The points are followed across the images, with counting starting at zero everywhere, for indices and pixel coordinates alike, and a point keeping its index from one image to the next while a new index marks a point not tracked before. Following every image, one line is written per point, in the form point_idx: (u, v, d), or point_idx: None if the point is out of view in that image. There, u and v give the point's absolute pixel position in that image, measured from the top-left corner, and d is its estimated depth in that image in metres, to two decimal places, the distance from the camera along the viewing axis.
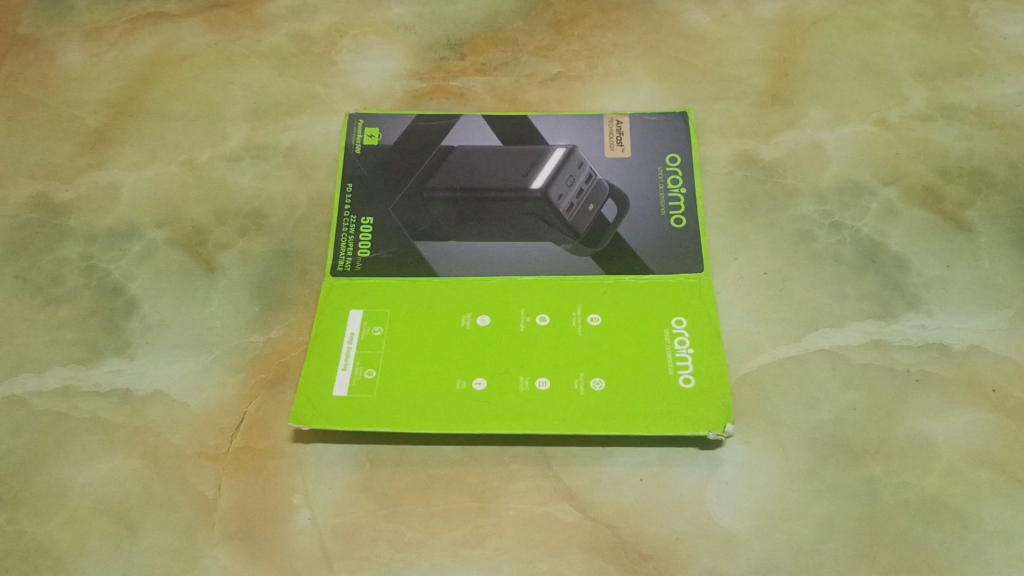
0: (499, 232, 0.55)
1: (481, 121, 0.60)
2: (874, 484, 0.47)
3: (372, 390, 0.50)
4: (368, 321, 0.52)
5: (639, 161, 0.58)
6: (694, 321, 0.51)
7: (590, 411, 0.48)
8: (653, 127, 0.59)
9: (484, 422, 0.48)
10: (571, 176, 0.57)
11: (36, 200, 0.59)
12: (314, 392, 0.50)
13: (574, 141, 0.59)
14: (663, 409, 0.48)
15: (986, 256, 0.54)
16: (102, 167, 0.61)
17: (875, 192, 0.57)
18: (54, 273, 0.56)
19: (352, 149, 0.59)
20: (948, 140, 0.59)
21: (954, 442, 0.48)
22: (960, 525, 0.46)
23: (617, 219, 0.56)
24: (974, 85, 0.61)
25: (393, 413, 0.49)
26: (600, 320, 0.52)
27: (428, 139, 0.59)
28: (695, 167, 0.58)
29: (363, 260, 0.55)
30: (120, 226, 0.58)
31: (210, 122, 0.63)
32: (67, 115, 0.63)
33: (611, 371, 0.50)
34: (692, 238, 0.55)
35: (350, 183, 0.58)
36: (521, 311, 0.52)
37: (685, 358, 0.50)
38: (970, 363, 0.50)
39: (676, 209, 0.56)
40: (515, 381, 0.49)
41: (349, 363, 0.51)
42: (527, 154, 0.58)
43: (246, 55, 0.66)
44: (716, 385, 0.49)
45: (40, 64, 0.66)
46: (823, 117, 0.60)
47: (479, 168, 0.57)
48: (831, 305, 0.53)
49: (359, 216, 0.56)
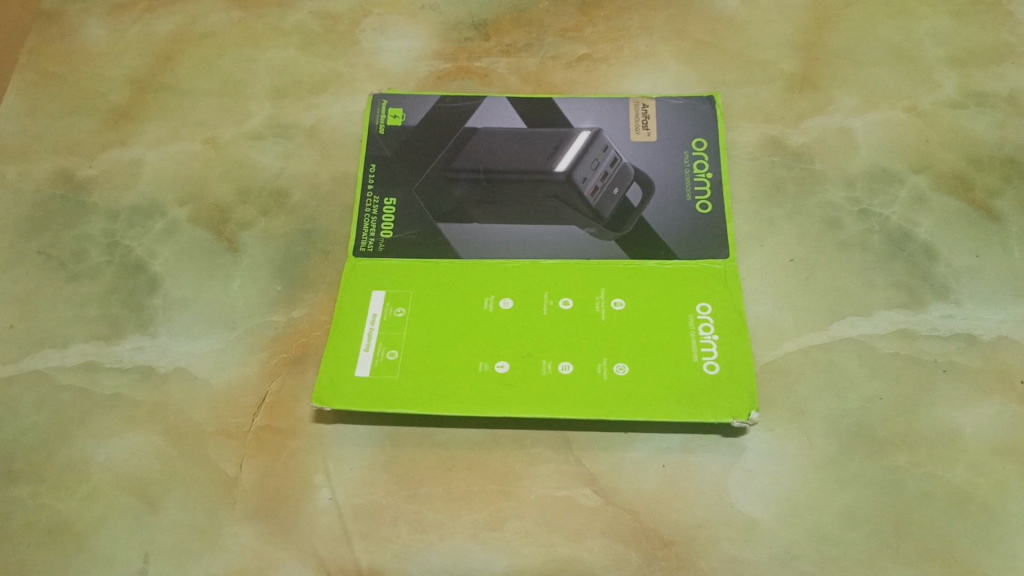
0: (521, 214, 0.55)
1: (506, 103, 0.60)
2: (898, 474, 0.47)
3: (394, 371, 0.49)
4: (391, 302, 0.52)
5: (665, 145, 0.57)
6: (719, 308, 0.51)
7: (612, 396, 0.48)
8: (680, 111, 0.59)
9: (505, 406, 0.48)
10: (595, 160, 0.57)
11: (58, 176, 0.59)
12: (336, 373, 0.49)
13: (599, 123, 0.58)
14: (686, 396, 0.48)
15: (1016, 246, 0.53)
16: (124, 144, 0.60)
17: (904, 180, 0.56)
18: (77, 249, 0.56)
19: (376, 130, 0.59)
20: (980, 128, 0.58)
21: (982, 433, 0.48)
22: (986, 517, 0.45)
23: (642, 203, 0.55)
24: (1007, 73, 0.60)
25: (415, 395, 0.48)
26: (623, 305, 0.51)
27: (451, 121, 0.59)
28: (722, 151, 0.57)
29: (386, 241, 0.54)
30: (143, 203, 0.58)
31: (233, 100, 0.62)
32: (90, 91, 0.63)
33: (635, 357, 0.49)
34: (717, 223, 0.54)
35: (373, 164, 0.57)
36: (545, 294, 0.52)
37: (709, 344, 0.49)
38: (998, 354, 0.50)
39: (702, 194, 0.55)
40: (537, 365, 0.49)
41: (372, 344, 0.50)
42: (551, 137, 0.58)
43: (269, 33, 0.65)
44: (740, 371, 0.48)
45: (63, 40, 0.65)
46: (852, 103, 0.59)
47: (502, 151, 0.57)
48: (858, 293, 0.52)
49: (381, 197, 0.56)
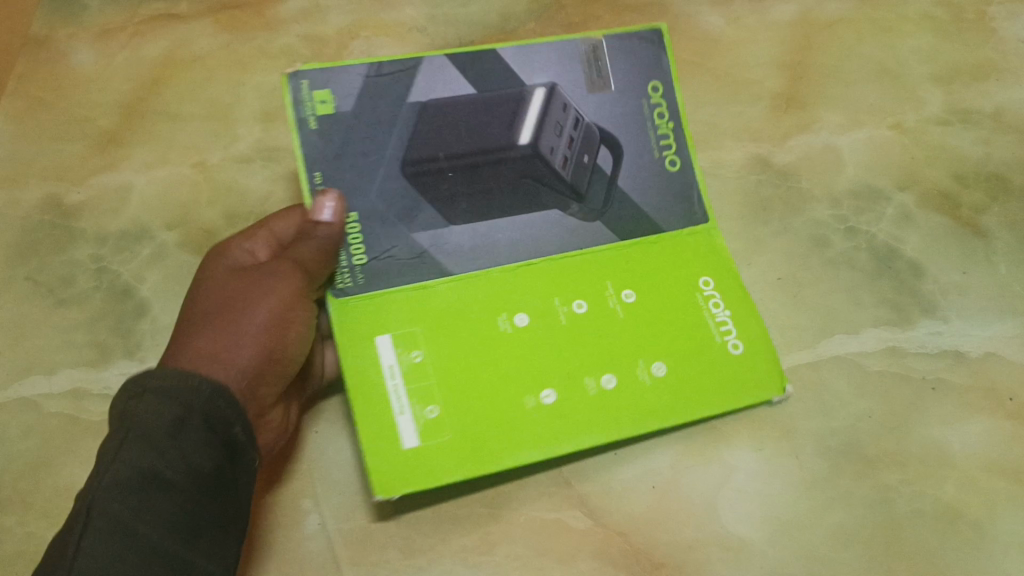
0: (497, 209, 0.50)
1: (441, 58, 0.51)
2: (889, 493, 0.47)
3: (442, 432, 0.45)
4: (403, 346, 0.47)
5: (624, 96, 0.53)
6: (719, 278, 0.52)
7: (639, 403, 0.48)
8: (621, 48, 0.54)
9: (550, 443, 0.46)
10: (558, 124, 0.52)
11: (46, 201, 0.59)
12: (380, 450, 0.44)
13: (554, 77, 0.53)
14: (710, 387, 0.48)
15: (1002, 262, 0.54)
16: (113, 169, 0.60)
17: (890, 198, 0.56)
18: (64, 275, 0.56)
19: (304, 120, 0.48)
20: (965, 145, 0.58)
21: (970, 451, 0.48)
22: (976, 534, 0.46)
23: (614, 169, 0.52)
24: (992, 89, 0.60)
25: (460, 453, 0.45)
26: (634, 296, 0.51)
27: (394, 100, 0.50)
28: (677, 93, 0.54)
29: (362, 270, 0.49)
30: (131, 228, 0.58)
31: (221, 123, 0.61)
32: (78, 116, 0.62)
33: (653, 350, 0.49)
34: (690, 183, 0.54)
35: (317, 172, 0.48)
36: (555, 300, 0.50)
37: (726, 322, 0.50)
38: (986, 370, 0.50)
39: (669, 149, 0.53)
40: (581, 385, 0.48)
41: (405, 405, 0.46)
42: (505, 100, 0.52)
43: (257, 56, 0.64)
44: (761, 343, 0.50)
45: (53, 66, 0.64)
46: (837, 120, 0.59)
47: (460, 130, 0.50)
48: (845, 310, 0.53)
49: (342, 216, 0.48)
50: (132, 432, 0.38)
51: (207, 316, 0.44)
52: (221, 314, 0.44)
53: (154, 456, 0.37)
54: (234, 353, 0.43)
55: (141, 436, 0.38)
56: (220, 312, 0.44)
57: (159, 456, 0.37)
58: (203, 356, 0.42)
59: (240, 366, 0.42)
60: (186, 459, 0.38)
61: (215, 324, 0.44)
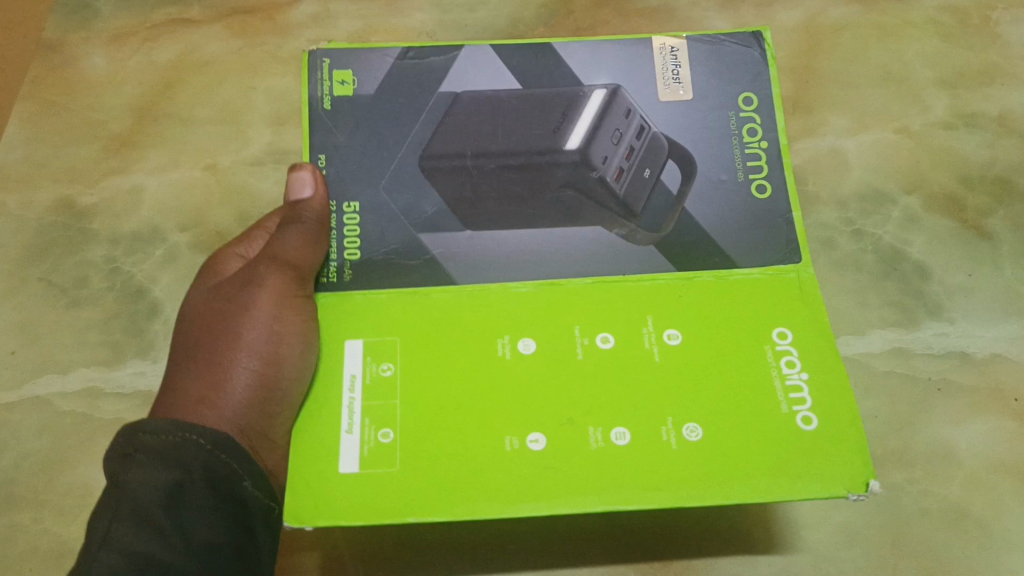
0: (530, 218, 0.45)
1: (492, 52, 0.48)
2: (896, 492, 0.48)
3: (392, 460, 0.39)
4: (372, 357, 0.42)
5: (704, 105, 0.48)
6: (801, 332, 0.42)
7: (660, 468, 0.39)
8: (713, 55, 0.48)
9: (533, 500, 0.39)
10: (617, 132, 0.47)
11: (60, 203, 0.60)
12: (310, 469, 0.39)
13: (618, 78, 0.48)
14: (766, 463, 0.39)
15: (1008, 264, 0.54)
16: (125, 171, 0.60)
17: (896, 201, 0.56)
18: (78, 276, 0.57)
19: (320, 104, 0.47)
20: (970, 149, 0.58)
21: (977, 450, 0.49)
22: (983, 533, 0.47)
23: (682, 189, 0.46)
24: (997, 93, 0.60)
25: (390, 490, 0.39)
26: (679, 339, 0.42)
27: (418, 86, 0.48)
28: (776, 109, 0.47)
29: (353, 264, 0.45)
30: (144, 230, 0.59)
31: (232, 126, 0.62)
32: (90, 119, 0.62)
33: (693, 409, 0.40)
34: (782, 211, 0.45)
35: (323, 155, 0.46)
36: (575, 330, 0.42)
37: (798, 386, 0.41)
38: (992, 371, 0.51)
39: (757, 172, 0.46)
40: (583, 435, 0.40)
41: (355, 423, 0.40)
42: (556, 101, 0.47)
43: (269, 61, 0.64)
44: (846, 424, 0.40)
45: (64, 70, 0.64)
46: (844, 124, 0.59)
47: (494, 127, 0.47)
48: (853, 312, 0.53)
49: (338, 201, 0.46)
50: (123, 508, 0.37)
51: (200, 350, 0.43)
52: (213, 349, 0.43)
53: (154, 538, 0.36)
54: (224, 394, 0.42)
55: (136, 515, 0.37)
56: (210, 346, 0.43)
57: (159, 539, 0.37)
58: (194, 402, 0.41)
59: (231, 407, 0.41)
60: (188, 536, 0.37)
61: (204, 362, 0.43)
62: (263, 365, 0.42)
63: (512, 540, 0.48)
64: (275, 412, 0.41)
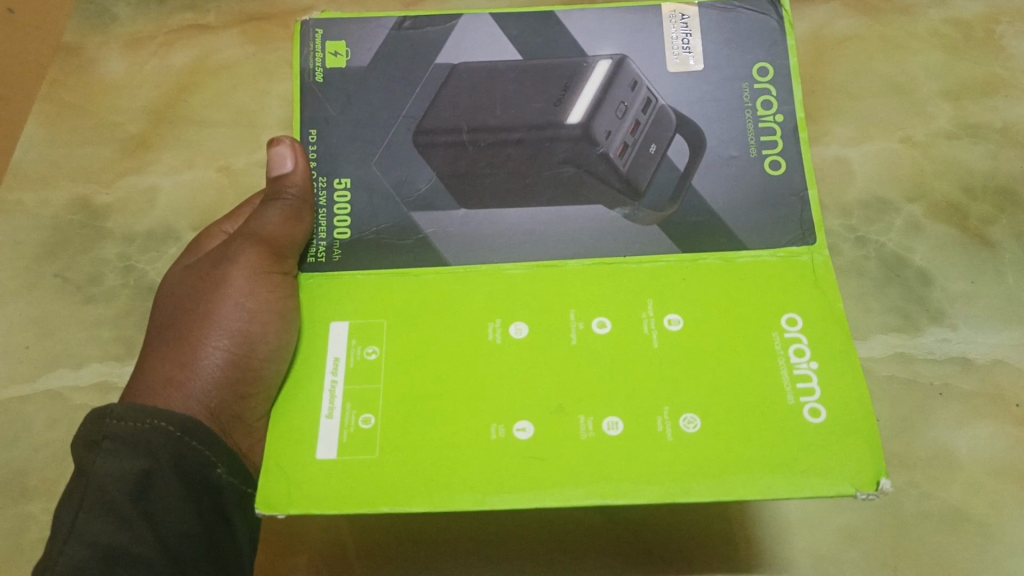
0: (527, 193, 0.46)
1: (493, 24, 0.49)
2: (896, 494, 0.49)
3: (372, 446, 0.40)
4: (358, 340, 0.43)
5: (715, 77, 0.47)
6: (811, 319, 0.42)
7: (653, 459, 0.39)
8: (726, 24, 0.48)
9: (519, 489, 0.38)
10: (621, 105, 0.47)
11: (76, 202, 0.61)
12: (287, 454, 0.40)
13: (623, 48, 0.48)
14: (766, 456, 0.38)
15: (1010, 272, 0.54)
16: (140, 172, 0.61)
17: (899, 209, 0.57)
18: (93, 273, 0.58)
19: (313, 77, 0.48)
20: (973, 159, 0.58)
21: (977, 454, 0.50)
22: (983, 536, 0.48)
23: (690, 164, 0.46)
24: (1000, 105, 0.60)
25: (370, 477, 0.39)
26: (681, 324, 0.42)
27: (416, 56, 0.48)
28: (792, 80, 0.46)
29: (341, 243, 0.45)
30: (158, 229, 0.60)
31: (245, 130, 0.63)
32: (106, 120, 0.63)
33: (692, 398, 0.40)
34: (796, 188, 0.45)
35: (315, 129, 0.47)
36: (572, 315, 0.43)
37: (806, 375, 0.40)
38: (993, 377, 0.52)
39: (771, 147, 0.46)
40: (574, 424, 0.40)
41: (335, 409, 0.41)
42: (558, 73, 0.48)
43: (284, 66, 0.65)
44: (855, 417, 0.39)
45: (83, 73, 0.65)
46: (848, 133, 0.60)
47: (492, 104, 0.47)
48: (855, 317, 0.54)
49: (329, 176, 0.46)
50: (88, 498, 0.38)
51: (174, 328, 0.45)
52: (186, 328, 0.45)
53: (121, 530, 0.38)
54: (195, 373, 0.44)
55: (103, 507, 0.38)
56: (185, 327, 0.45)
57: (125, 530, 0.38)
58: (165, 381, 0.44)
59: (202, 387, 0.43)
60: (157, 527, 0.39)
61: (174, 343, 0.45)
62: (235, 344, 0.44)
63: (517, 533, 0.49)
64: (248, 393, 0.44)
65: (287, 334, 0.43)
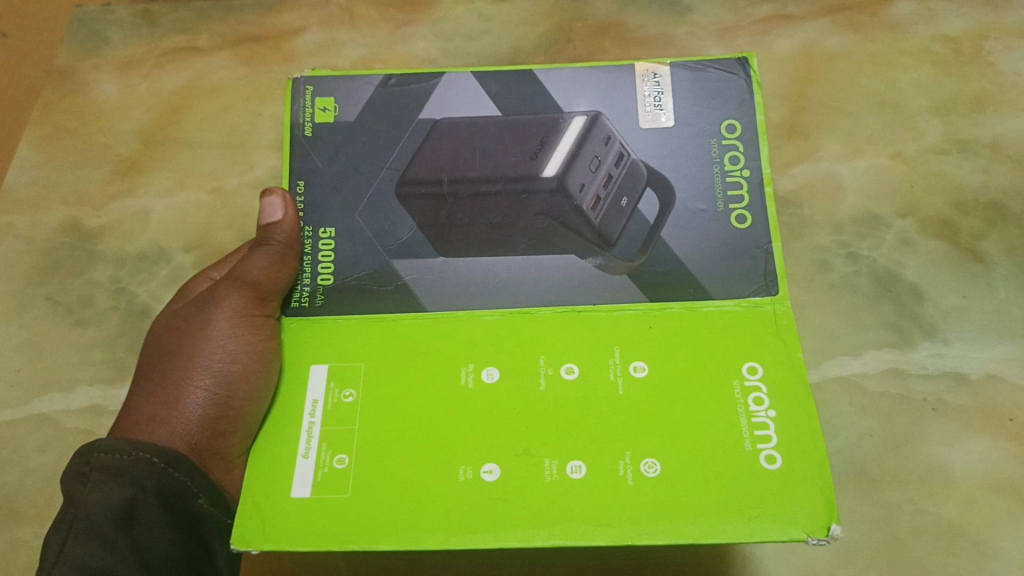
0: (502, 244, 0.45)
1: (474, 81, 0.49)
2: (889, 510, 0.49)
3: (344, 486, 0.40)
4: (336, 384, 0.42)
5: (685, 132, 0.47)
6: (771, 367, 0.41)
7: (613, 503, 0.39)
8: (698, 81, 0.48)
9: (478, 531, 0.38)
10: (595, 159, 0.47)
11: (68, 225, 0.61)
12: (264, 493, 0.40)
13: (597, 105, 0.48)
14: (723, 502, 0.38)
15: (1002, 286, 0.54)
16: (132, 194, 0.61)
17: (891, 224, 0.57)
18: (84, 296, 0.58)
19: (301, 130, 0.48)
20: (964, 174, 0.58)
21: (972, 469, 0.50)
22: (979, 552, 0.48)
23: (659, 217, 0.46)
24: (989, 120, 0.60)
25: (337, 518, 0.39)
26: (645, 371, 0.42)
27: (401, 113, 0.48)
28: (760, 138, 0.46)
29: (324, 290, 0.45)
30: (150, 251, 0.60)
31: (238, 151, 0.63)
32: (99, 143, 0.63)
33: (654, 443, 0.40)
34: (761, 241, 0.44)
35: (301, 180, 0.47)
36: (541, 360, 0.42)
37: (763, 424, 0.40)
38: (987, 392, 0.51)
39: (738, 201, 0.45)
40: (538, 467, 0.40)
41: (312, 449, 0.41)
42: (536, 127, 0.47)
43: (276, 88, 0.65)
44: (810, 466, 0.39)
45: (75, 96, 0.65)
46: (838, 149, 0.60)
47: (470, 154, 0.47)
48: (847, 333, 0.54)
49: (316, 226, 0.46)
50: (77, 524, 0.38)
51: (160, 365, 0.46)
52: (171, 365, 0.45)
53: (107, 555, 0.38)
54: (178, 411, 0.44)
55: (90, 531, 0.38)
56: (169, 364, 0.45)
57: (112, 554, 0.38)
58: (148, 418, 0.43)
59: (184, 423, 0.43)
60: (142, 553, 0.39)
61: (160, 379, 0.45)
62: (217, 383, 0.44)
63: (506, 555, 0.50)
64: (228, 430, 0.43)
65: (269, 377, 0.43)
